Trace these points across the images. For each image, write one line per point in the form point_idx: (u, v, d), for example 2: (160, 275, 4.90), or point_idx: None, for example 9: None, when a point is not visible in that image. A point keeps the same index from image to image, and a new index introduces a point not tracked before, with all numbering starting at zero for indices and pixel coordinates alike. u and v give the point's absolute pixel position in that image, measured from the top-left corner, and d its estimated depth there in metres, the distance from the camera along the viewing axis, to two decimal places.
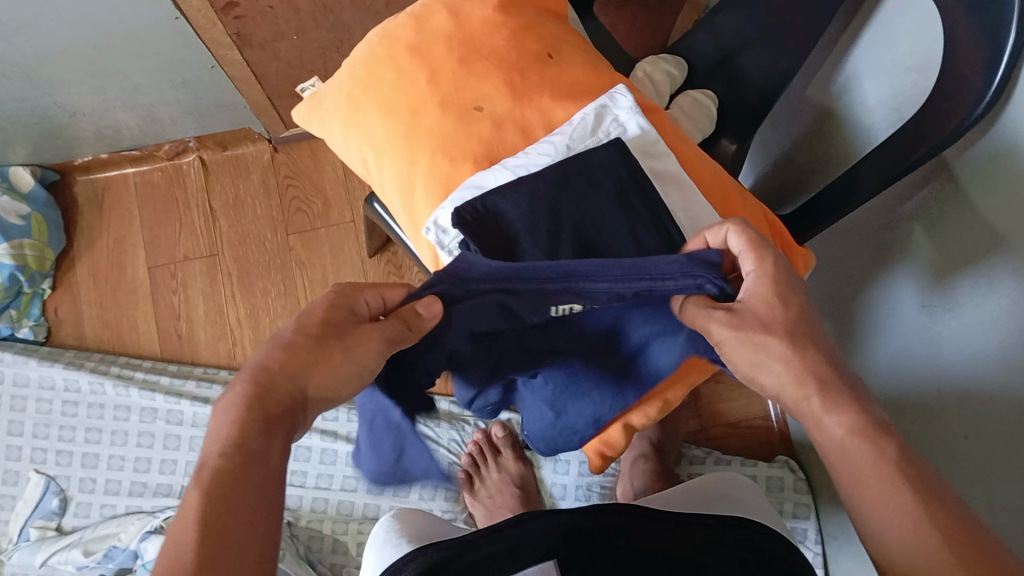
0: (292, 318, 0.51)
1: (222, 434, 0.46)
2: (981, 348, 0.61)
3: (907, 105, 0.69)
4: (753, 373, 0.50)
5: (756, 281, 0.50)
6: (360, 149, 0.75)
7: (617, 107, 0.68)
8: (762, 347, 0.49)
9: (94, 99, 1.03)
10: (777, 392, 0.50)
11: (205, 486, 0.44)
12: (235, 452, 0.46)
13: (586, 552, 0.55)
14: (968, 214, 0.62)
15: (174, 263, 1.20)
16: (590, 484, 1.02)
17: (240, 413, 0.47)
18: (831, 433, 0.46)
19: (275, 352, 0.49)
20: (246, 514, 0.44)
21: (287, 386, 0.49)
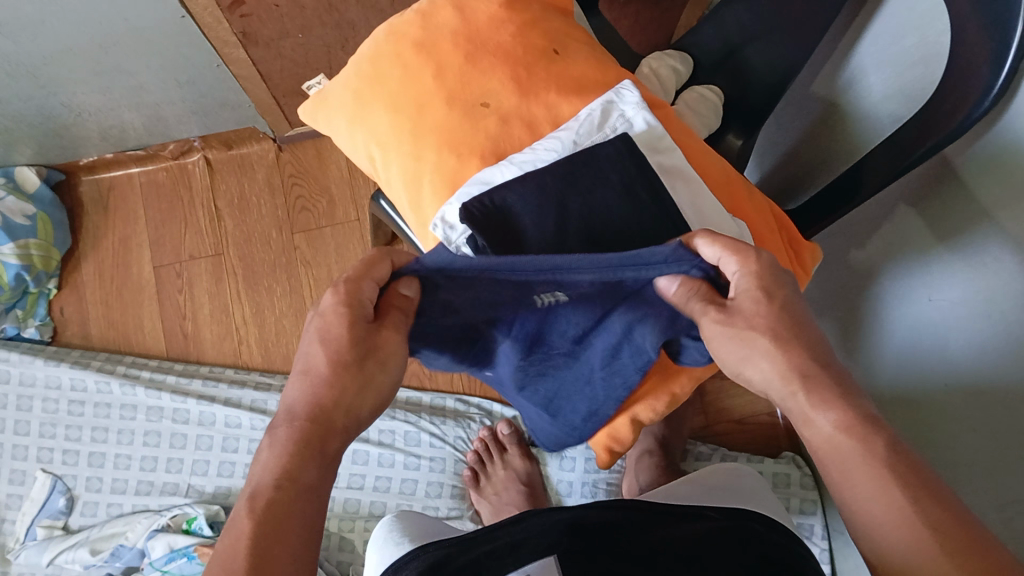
0: (322, 340, 0.49)
1: (273, 469, 0.46)
2: (987, 340, 0.61)
3: (914, 99, 0.70)
4: (741, 368, 0.50)
5: (741, 280, 0.50)
6: (367, 146, 0.75)
7: (624, 102, 0.68)
8: (744, 341, 0.49)
9: (99, 98, 1.03)
10: (764, 386, 0.50)
11: (260, 517, 0.44)
12: (291, 485, 0.46)
13: (586, 547, 0.54)
14: (973, 206, 0.62)
15: (179, 263, 1.21)
16: (596, 480, 1.02)
17: (294, 448, 0.47)
18: (820, 429, 0.46)
19: (322, 386, 0.49)
20: (299, 541, 0.45)
21: (342, 416, 0.49)
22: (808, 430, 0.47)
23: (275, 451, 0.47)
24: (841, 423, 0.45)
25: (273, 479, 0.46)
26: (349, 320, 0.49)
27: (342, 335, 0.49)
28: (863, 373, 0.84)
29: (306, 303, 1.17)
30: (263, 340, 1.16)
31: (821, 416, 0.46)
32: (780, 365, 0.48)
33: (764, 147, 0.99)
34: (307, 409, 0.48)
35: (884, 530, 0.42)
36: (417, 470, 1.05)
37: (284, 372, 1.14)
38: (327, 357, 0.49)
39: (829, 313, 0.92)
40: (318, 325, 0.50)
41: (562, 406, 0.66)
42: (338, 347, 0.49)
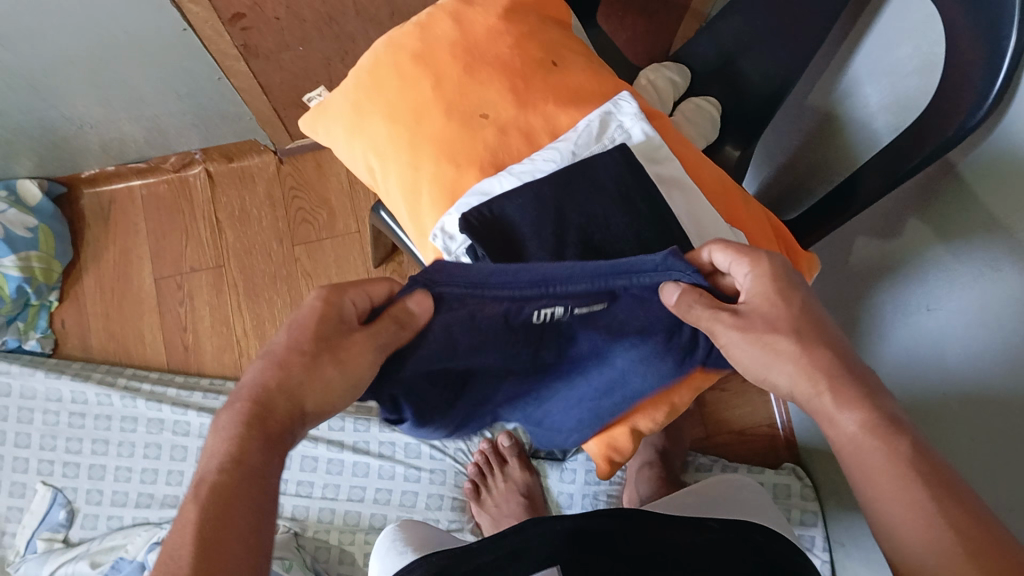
0: (284, 329, 0.49)
1: (218, 451, 0.46)
2: (988, 347, 0.61)
3: (908, 111, 0.70)
4: (767, 371, 0.50)
5: (755, 280, 0.50)
6: (366, 157, 0.75)
7: (621, 113, 0.69)
8: (772, 345, 0.49)
9: (100, 110, 1.04)
10: (789, 390, 0.50)
11: (201, 501, 0.44)
12: (234, 468, 0.45)
13: (591, 557, 0.54)
14: (969, 208, 0.62)
15: (180, 275, 1.21)
16: (597, 492, 1.02)
17: (237, 428, 0.47)
18: (843, 429, 0.47)
19: (273, 369, 0.48)
20: (240, 534, 0.44)
21: (287, 403, 0.48)
22: (833, 429, 0.47)
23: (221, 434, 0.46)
24: (865, 424, 0.46)
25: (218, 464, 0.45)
26: (317, 312, 0.49)
27: (309, 327, 0.49)
28: None
29: None
30: None
31: (846, 418, 0.47)
32: (804, 369, 0.48)
33: (761, 158, 1.00)
34: (256, 391, 0.48)
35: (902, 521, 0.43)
36: (418, 482, 1.05)
37: None
38: (286, 342, 0.49)
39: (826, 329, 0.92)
40: (291, 313, 0.50)
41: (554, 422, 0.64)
42: (300, 333, 0.49)
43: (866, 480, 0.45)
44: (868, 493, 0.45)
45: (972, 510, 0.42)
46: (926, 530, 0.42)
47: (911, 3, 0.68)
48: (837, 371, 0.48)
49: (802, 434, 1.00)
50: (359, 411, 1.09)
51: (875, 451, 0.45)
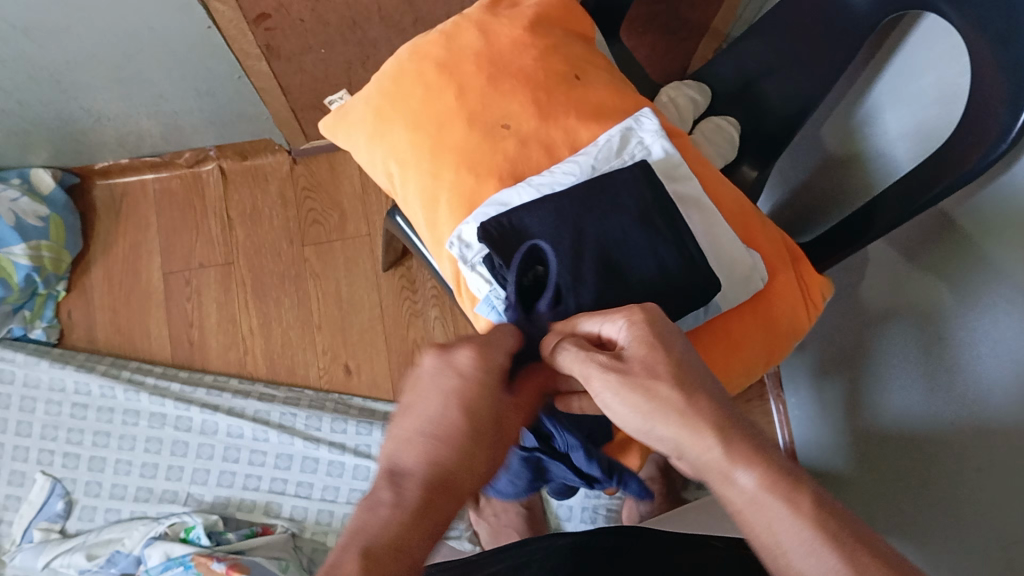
0: (450, 395, 0.49)
1: (392, 533, 0.43)
2: (1002, 380, 0.61)
3: (927, 140, 0.71)
4: (648, 427, 0.45)
5: (629, 329, 0.48)
6: (385, 163, 0.75)
7: (642, 129, 0.69)
8: (632, 398, 0.45)
9: (118, 105, 1.04)
10: (676, 444, 0.45)
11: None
12: (401, 551, 0.42)
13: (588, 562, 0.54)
14: (988, 241, 0.62)
15: (189, 270, 1.21)
16: (597, 506, 1.02)
17: (411, 508, 0.44)
18: (740, 489, 0.41)
19: (443, 443, 0.47)
20: None
21: (460, 484, 0.47)
22: (728, 488, 0.42)
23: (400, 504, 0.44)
24: (764, 480, 0.40)
25: (391, 545, 0.42)
26: (489, 386, 0.51)
27: (477, 397, 0.50)
28: (865, 413, 0.83)
29: (313, 315, 1.17)
30: (269, 351, 1.16)
31: (742, 475, 0.41)
32: (688, 426, 0.44)
33: (777, 181, 1.00)
34: (427, 467, 0.46)
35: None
36: None
37: (287, 384, 1.14)
38: (462, 416, 0.49)
39: (828, 359, 0.91)
40: (458, 381, 0.50)
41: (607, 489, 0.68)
42: (474, 408, 0.49)
43: (778, 545, 0.39)
44: (782, 562, 0.39)
45: None
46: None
47: (936, 35, 0.69)
48: (726, 422, 0.43)
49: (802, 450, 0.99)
50: (360, 415, 1.09)
51: (777, 511, 0.39)
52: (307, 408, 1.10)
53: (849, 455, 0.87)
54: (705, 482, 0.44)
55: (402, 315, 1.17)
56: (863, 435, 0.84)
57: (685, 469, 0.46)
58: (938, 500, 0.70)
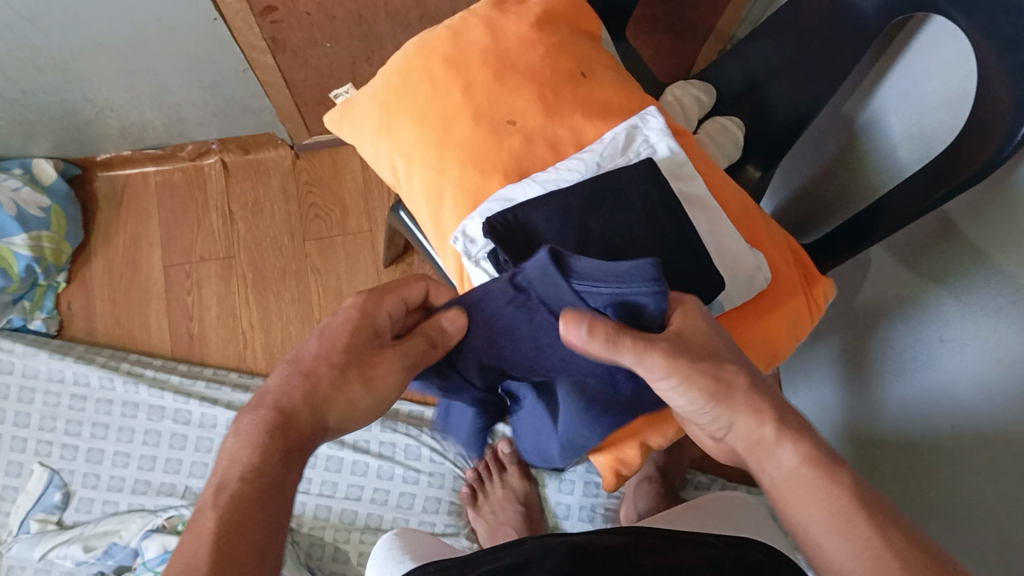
0: (316, 340, 0.53)
1: (245, 459, 0.48)
2: (997, 384, 0.62)
3: (934, 143, 0.71)
4: (699, 409, 0.52)
5: (683, 315, 0.52)
6: (391, 157, 0.75)
7: (648, 128, 0.69)
8: (674, 401, 0.53)
9: (122, 96, 1.04)
10: (728, 423, 0.51)
11: (222, 509, 0.45)
12: (258, 478, 0.47)
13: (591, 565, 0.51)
14: (992, 247, 0.63)
15: (190, 263, 1.21)
16: (595, 504, 1.01)
17: (262, 439, 0.48)
18: (783, 463, 0.48)
19: (297, 380, 0.51)
20: (253, 534, 0.45)
21: (306, 416, 0.51)
22: (770, 463, 0.49)
23: (244, 445, 0.48)
24: (806, 457, 0.48)
25: (244, 472, 0.47)
26: (356, 323, 0.54)
27: (343, 338, 0.53)
28: (862, 415, 0.84)
29: (314, 310, 1.17)
30: (269, 346, 1.16)
31: (784, 452, 0.49)
32: (745, 408, 0.50)
33: (780, 182, 1.01)
34: (282, 399, 0.51)
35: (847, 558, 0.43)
36: (416, 484, 1.05)
37: None
38: (321, 354, 0.53)
39: (829, 357, 0.92)
40: (325, 322, 0.54)
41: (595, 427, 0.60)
42: (330, 347, 0.53)
43: (807, 513, 0.46)
44: (811, 529, 0.46)
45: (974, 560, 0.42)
46: (869, 561, 0.42)
47: (941, 38, 0.69)
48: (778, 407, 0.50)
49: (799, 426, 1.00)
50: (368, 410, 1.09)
51: (815, 486, 0.47)
52: None
53: (848, 453, 0.87)
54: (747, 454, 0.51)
55: None
56: (861, 435, 0.85)
57: (730, 443, 0.53)
58: (938, 501, 0.71)
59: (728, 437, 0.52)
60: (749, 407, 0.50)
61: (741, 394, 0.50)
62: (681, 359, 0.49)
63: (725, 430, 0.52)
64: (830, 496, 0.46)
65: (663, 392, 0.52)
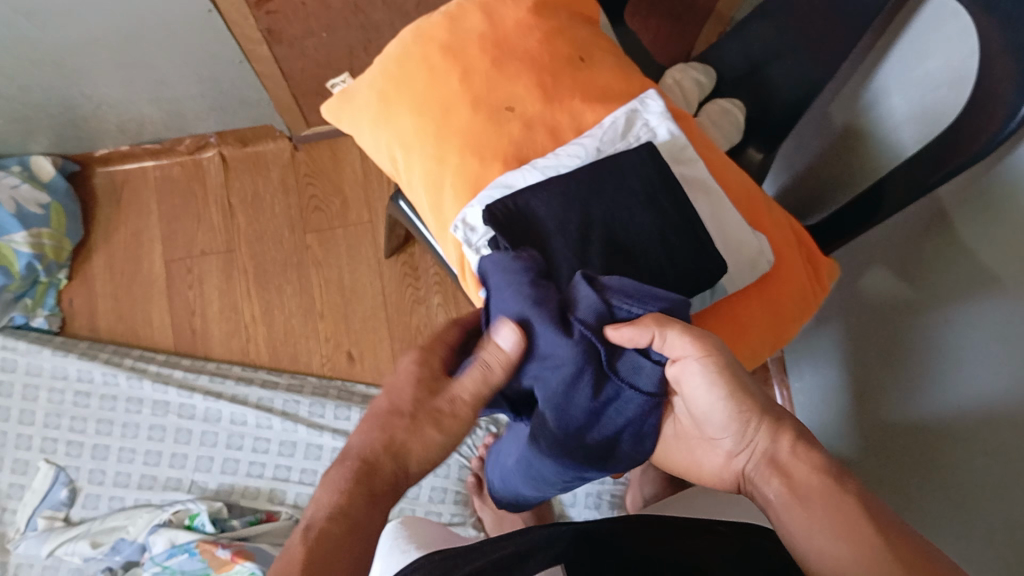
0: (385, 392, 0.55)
1: (333, 504, 0.48)
2: (1008, 362, 0.61)
3: (936, 122, 0.70)
4: (727, 424, 0.52)
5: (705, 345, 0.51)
6: (390, 147, 0.75)
7: (648, 111, 0.69)
8: (698, 405, 0.53)
9: (119, 91, 1.04)
10: (751, 444, 0.52)
11: (309, 545, 0.45)
12: (342, 520, 0.47)
13: (599, 556, 0.51)
14: (989, 230, 0.63)
15: (191, 258, 1.20)
16: (601, 491, 1.01)
17: (346, 486, 0.49)
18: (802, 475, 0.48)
19: (373, 436, 0.52)
20: (342, 573, 0.45)
21: (390, 463, 0.51)
22: (790, 471, 0.49)
23: (343, 488, 0.49)
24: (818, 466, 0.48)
25: (332, 513, 0.47)
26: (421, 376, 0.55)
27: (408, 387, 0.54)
28: (870, 398, 0.83)
29: (316, 302, 1.17)
30: (272, 339, 1.16)
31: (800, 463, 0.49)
32: (776, 429, 0.51)
33: (782, 164, 1.00)
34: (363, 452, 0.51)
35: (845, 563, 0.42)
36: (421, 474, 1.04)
37: (290, 371, 1.14)
38: (388, 403, 0.54)
39: (834, 341, 0.91)
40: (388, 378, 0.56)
41: (553, 467, 0.56)
42: (397, 394, 0.54)
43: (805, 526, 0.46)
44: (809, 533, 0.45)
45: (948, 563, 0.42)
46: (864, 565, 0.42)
47: (941, 16, 0.69)
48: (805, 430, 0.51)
49: (801, 406, 1.00)
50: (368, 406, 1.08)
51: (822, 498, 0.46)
52: (310, 394, 1.09)
53: (854, 438, 0.87)
54: (761, 469, 0.51)
55: (405, 302, 1.17)
56: (868, 421, 0.84)
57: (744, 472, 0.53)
58: (941, 484, 0.70)
59: (743, 456, 0.53)
60: (770, 415, 0.51)
61: (765, 404, 0.52)
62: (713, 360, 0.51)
63: (742, 448, 0.52)
64: (825, 499, 0.46)
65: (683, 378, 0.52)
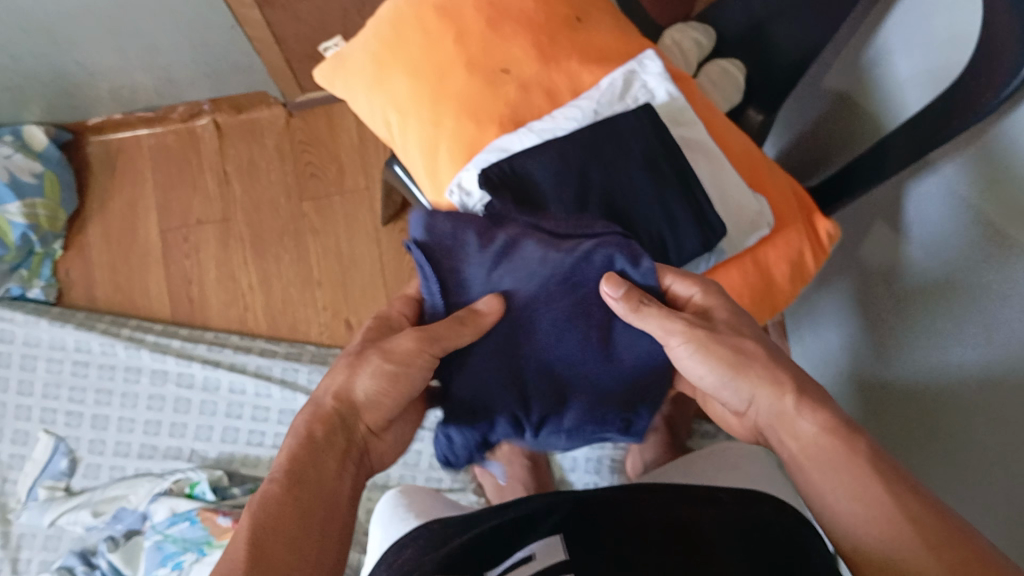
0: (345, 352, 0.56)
1: (286, 461, 0.50)
2: (1006, 325, 0.61)
3: (941, 80, 0.69)
4: (722, 386, 0.53)
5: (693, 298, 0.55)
6: (384, 111, 0.73)
7: (646, 72, 0.68)
8: (693, 373, 0.54)
9: (110, 58, 1.02)
10: (752, 400, 0.52)
11: (258, 509, 0.47)
12: (293, 478, 0.49)
13: (573, 526, 0.51)
14: (997, 198, 0.61)
15: (187, 227, 1.20)
16: (601, 456, 1.01)
17: (298, 444, 0.51)
18: (804, 432, 0.48)
19: (329, 385, 0.54)
20: (295, 533, 0.46)
21: (341, 411, 0.53)
22: (789, 432, 0.49)
23: (299, 438, 0.51)
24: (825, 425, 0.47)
25: (286, 472, 0.49)
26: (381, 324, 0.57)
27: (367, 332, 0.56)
28: (871, 360, 0.83)
29: (313, 271, 1.17)
30: (269, 308, 1.16)
31: (805, 422, 0.48)
32: (757, 385, 0.51)
33: (782, 127, 0.99)
34: (315, 406, 0.54)
35: (868, 530, 0.43)
36: (422, 441, 1.04)
37: (289, 340, 1.13)
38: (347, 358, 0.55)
39: (835, 304, 0.90)
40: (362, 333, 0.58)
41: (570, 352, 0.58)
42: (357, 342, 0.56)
43: (823, 496, 0.46)
44: (832, 494, 0.46)
45: (957, 530, 0.41)
46: (885, 531, 0.42)
47: None
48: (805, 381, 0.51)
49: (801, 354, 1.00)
50: None
51: (833, 456, 0.46)
52: (309, 362, 1.08)
53: (856, 400, 0.86)
54: (769, 425, 0.52)
55: (404, 270, 1.16)
56: (867, 382, 0.84)
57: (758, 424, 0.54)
58: (944, 446, 0.70)
59: (749, 412, 0.54)
60: (767, 381, 0.50)
61: (760, 367, 0.51)
62: (700, 328, 0.52)
63: (747, 405, 0.53)
64: (836, 455, 0.46)
65: (678, 361, 0.54)
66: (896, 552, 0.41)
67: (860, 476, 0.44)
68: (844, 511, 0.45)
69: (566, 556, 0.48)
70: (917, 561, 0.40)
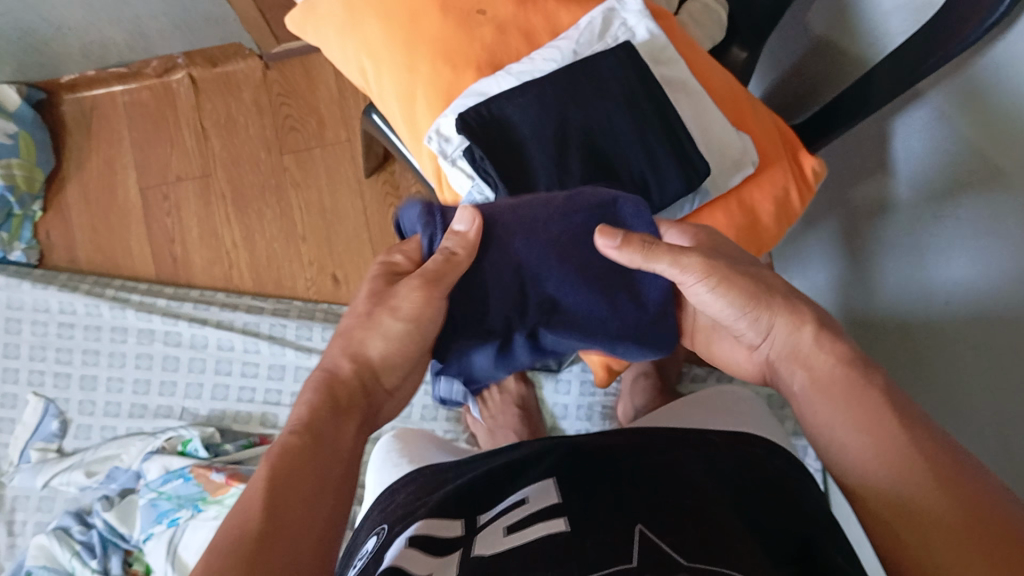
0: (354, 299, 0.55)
1: (301, 414, 0.49)
2: (997, 257, 0.61)
3: (925, 7, 0.67)
4: (738, 317, 0.51)
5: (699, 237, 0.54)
6: (358, 58, 0.71)
7: (626, 10, 0.66)
8: (707, 309, 0.52)
9: (78, 12, 1.00)
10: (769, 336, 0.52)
11: (274, 460, 0.45)
12: (306, 433, 0.47)
13: (583, 471, 0.50)
14: (990, 134, 0.60)
15: (167, 184, 1.18)
16: (592, 403, 1.01)
17: (313, 401, 0.50)
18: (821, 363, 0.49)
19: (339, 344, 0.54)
20: (311, 483, 0.45)
21: (353, 370, 0.53)
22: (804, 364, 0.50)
23: (316, 394, 0.51)
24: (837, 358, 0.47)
25: (300, 426, 0.48)
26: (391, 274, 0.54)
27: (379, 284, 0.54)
28: (858, 297, 0.83)
29: (297, 226, 1.15)
30: (254, 264, 1.15)
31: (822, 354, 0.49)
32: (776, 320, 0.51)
33: (766, 66, 0.98)
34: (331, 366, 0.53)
35: (875, 466, 0.43)
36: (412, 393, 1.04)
37: (274, 297, 1.13)
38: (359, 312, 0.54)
39: (822, 243, 0.90)
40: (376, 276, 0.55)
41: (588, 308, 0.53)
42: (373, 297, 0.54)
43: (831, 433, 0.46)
44: (840, 430, 0.45)
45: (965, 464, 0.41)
46: (893, 466, 0.42)
47: None
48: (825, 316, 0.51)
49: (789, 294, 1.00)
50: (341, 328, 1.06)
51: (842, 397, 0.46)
52: (296, 317, 1.08)
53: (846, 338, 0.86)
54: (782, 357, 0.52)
55: (388, 222, 1.15)
56: (855, 319, 0.84)
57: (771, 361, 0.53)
58: (933, 381, 0.70)
59: (763, 345, 0.53)
60: (786, 310, 0.51)
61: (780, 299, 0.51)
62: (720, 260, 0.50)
63: (762, 339, 0.52)
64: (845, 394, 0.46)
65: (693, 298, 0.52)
66: (903, 487, 0.41)
67: (870, 411, 0.44)
68: (850, 448, 0.45)
69: (558, 499, 0.46)
70: (926, 492, 0.40)
